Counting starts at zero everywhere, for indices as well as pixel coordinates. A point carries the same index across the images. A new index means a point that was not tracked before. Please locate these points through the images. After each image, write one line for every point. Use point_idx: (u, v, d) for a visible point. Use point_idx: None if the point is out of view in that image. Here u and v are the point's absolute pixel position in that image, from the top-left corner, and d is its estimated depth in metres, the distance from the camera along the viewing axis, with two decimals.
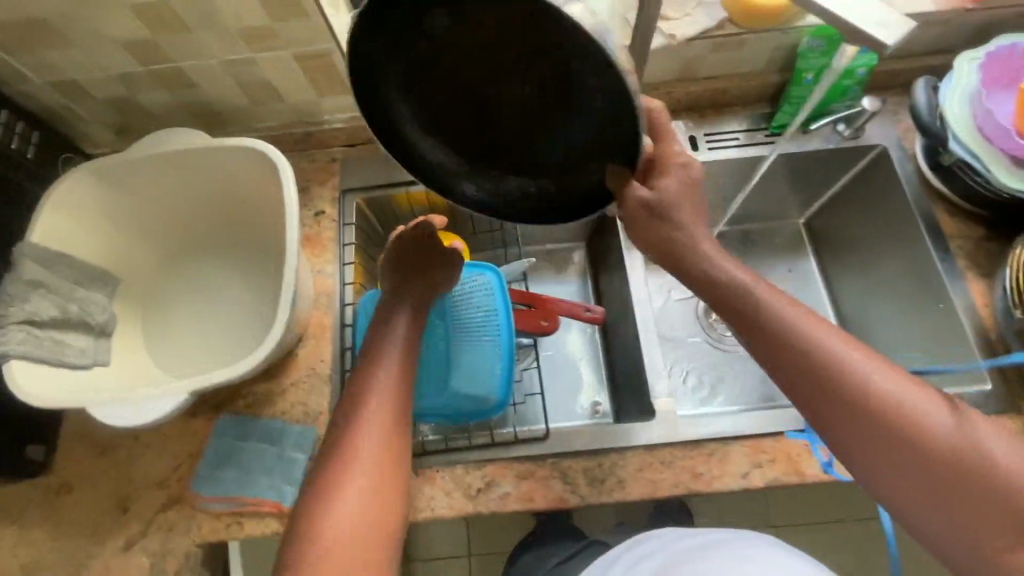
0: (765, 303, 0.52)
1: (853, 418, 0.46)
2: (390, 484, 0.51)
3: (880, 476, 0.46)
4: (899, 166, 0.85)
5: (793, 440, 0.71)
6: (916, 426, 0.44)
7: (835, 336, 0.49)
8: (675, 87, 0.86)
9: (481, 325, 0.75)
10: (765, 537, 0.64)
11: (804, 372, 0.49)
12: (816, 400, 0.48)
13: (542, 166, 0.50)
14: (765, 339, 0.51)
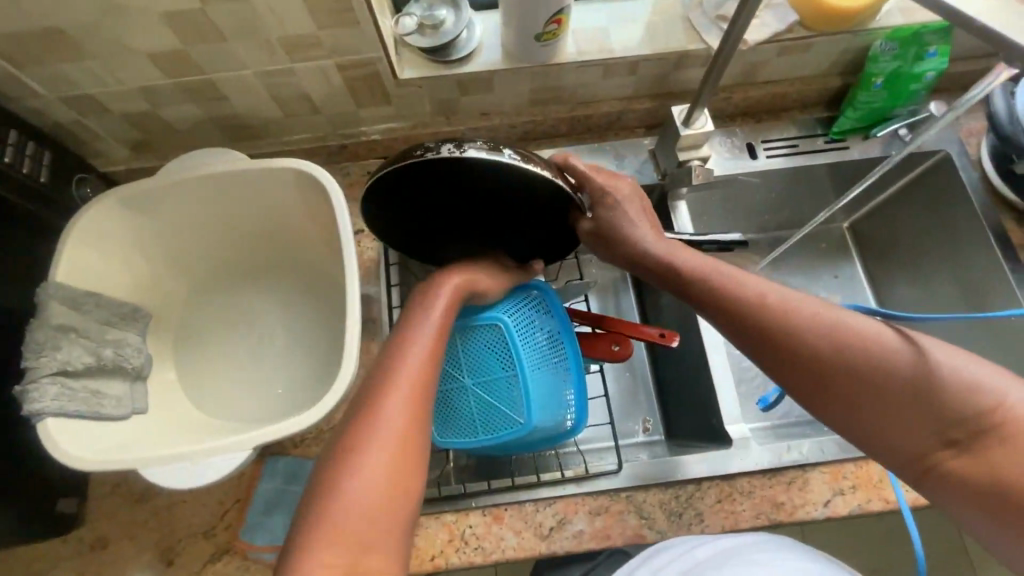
0: (732, 282, 0.53)
1: (827, 381, 0.48)
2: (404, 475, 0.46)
3: (870, 437, 0.47)
4: (964, 173, 0.82)
5: (875, 464, 0.68)
6: (890, 377, 0.46)
7: (799, 301, 0.50)
8: (732, 91, 0.83)
9: (543, 347, 0.70)
10: (787, 540, 0.57)
11: (775, 347, 0.50)
12: (792, 373, 0.49)
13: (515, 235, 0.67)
14: (736, 319, 0.52)
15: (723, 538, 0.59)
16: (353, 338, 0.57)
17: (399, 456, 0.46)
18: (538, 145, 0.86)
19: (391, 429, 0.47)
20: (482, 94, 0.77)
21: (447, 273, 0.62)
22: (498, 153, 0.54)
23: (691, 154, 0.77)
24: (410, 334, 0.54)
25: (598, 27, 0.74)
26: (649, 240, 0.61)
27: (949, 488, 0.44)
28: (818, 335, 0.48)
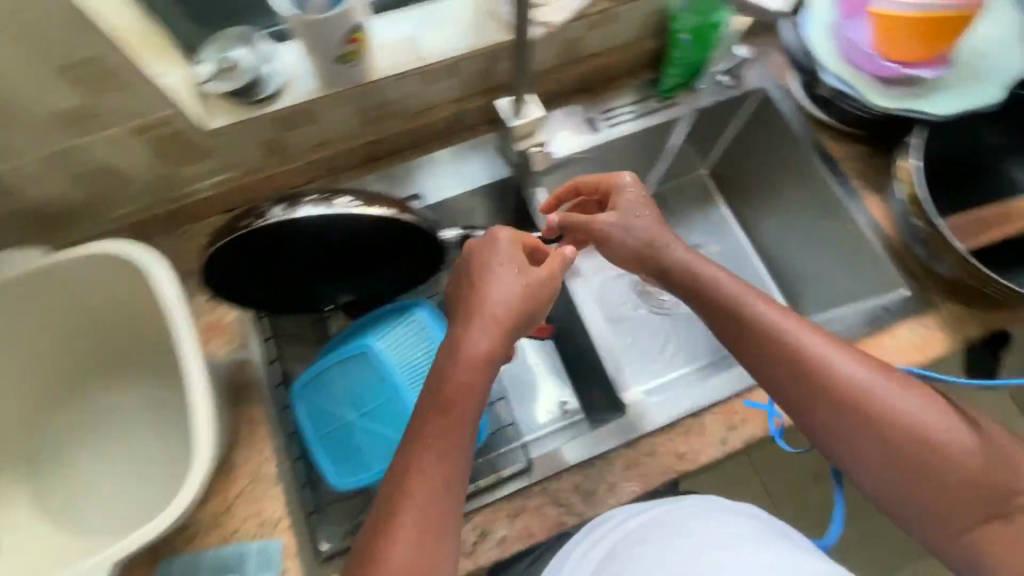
0: (767, 321, 0.62)
1: (826, 414, 0.58)
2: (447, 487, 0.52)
3: (847, 454, 0.58)
4: (781, 105, 0.89)
5: (759, 392, 0.73)
6: (871, 408, 0.56)
7: (834, 340, 0.60)
8: (561, 71, 0.84)
9: (429, 365, 0.68)
10: (711, 504, 0.61)
11: (830, 409, 0.58)
12: (814, 406, 0.59)
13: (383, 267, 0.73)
14: (809, 387, 0.59)
15: (649, 510, 0.61)
16: (204, 414, 0.54)
17: (437, 514, 0.51)
18: (387, 164, 0.83)
19: (427, 480, 0.51)
20: (308, 127, 0.74)
21: (486, 259, 0.62)
22: (333, 206, 0.60)
23: (529, 141, 0.77)
24: (453, 371, 0.56)
25: (406, 35, 0.73)
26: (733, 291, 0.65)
27: (898, 495, 0.56)
28: (872, 368, 0.58)
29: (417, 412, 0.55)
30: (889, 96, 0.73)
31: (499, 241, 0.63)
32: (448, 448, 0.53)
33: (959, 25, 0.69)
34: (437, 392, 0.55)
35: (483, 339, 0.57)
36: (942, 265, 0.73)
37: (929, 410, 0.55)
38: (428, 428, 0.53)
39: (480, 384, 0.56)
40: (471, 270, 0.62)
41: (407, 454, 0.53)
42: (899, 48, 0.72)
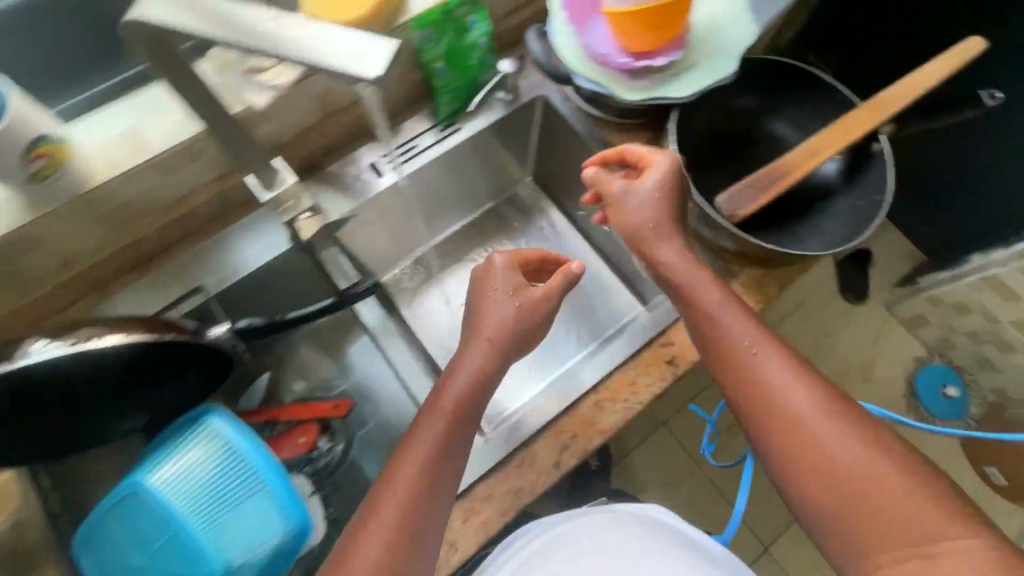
0: (726, 327, 0.61)
1: (769, 433, 0.56)
2: (404, 532, 0.55)
3: (779, 469, 0.56)
4: (562, 107, 0.89)
5: (584, 404, 0.72)
6: (812, 430, 0.54)
7: (782, 357, 0.58)
8: (326, 124, 0.80)
9: (222, 483, 0.63)
10: (613, 516, 0.75)
11: (786, 420, 0.56)
12: (750, 409, 0.58)
13: (155, 391, 0.67)
14: (766, 395, 0.57)
15: (571, 520, 0.75)
16: None
17: (398, 532, 0.55)
18: (160, 261, 0.77)
19: (386, 519, 0.55)
20: (37, 253, 0.66)
21: (485, 286, 0.71)
22: (23, 359, 0.55)
23: (293, 213, 0.72)
24: (445, 390, 0.64)
25: (122, 129, 0.66)
26: (705, 296, 0.63)
27: (827, 518, 0.53)
28: (811, 388, 0.56)
29: (401, 446, 0.61)
30: (641, 88, 0.74)
31: (494, 263, 0.73)
32: (432, 463, 0.59)
33: (680, 10, 0.69)
34: (433, 410, 0.62)
35: (490, 361, 0.66)
36: (726, 239, 0.75)
37: (858, 442, 0.53)
38: (414, 446, 0.60)
39: (467, 411, 0.63)
40: (475, 293, 0.72)
41: (397, 463, 0.59)
42: (635, 40, 0.72)
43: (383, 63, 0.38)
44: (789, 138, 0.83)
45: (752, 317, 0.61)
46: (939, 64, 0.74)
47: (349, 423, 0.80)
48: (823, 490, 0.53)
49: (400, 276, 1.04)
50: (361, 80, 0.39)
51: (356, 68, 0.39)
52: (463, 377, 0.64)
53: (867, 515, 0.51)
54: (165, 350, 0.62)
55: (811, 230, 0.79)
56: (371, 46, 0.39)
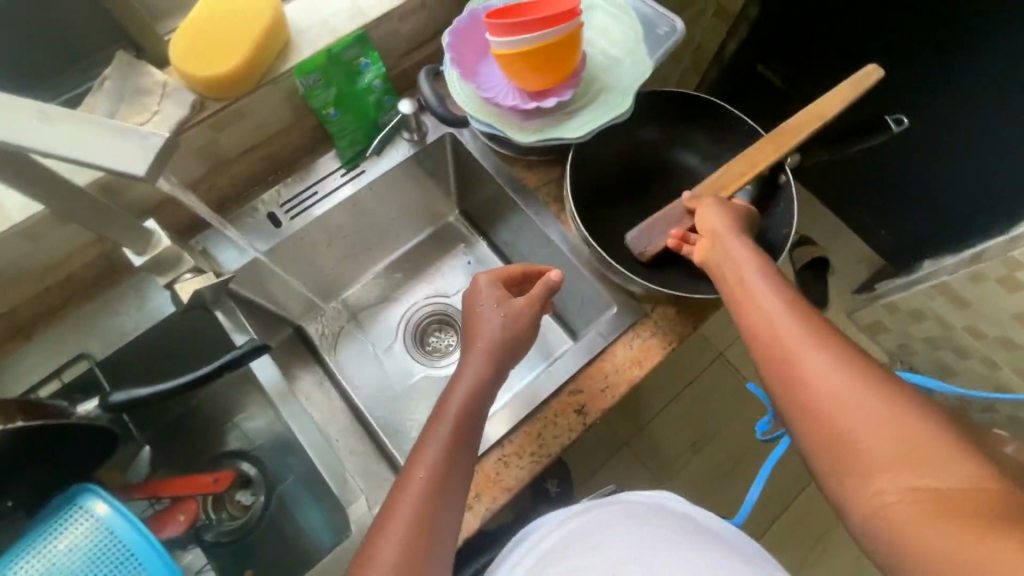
0: (751, 281, 0.59)
1: (787, 387, 0.52)
2: (416, 528, 0.52)
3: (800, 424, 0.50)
4: (471, 145, 0.86)
5: (488, 461, 0.69)
6: (834, 381, 0.49)
7: (807, 311, 0.55)
8: (214, 177, 0.78)
9: (93, 574, 0.59)
10: (624, 510, 0.70)
11: (805, 376, 0.50)
12: (771, 364, 0.54)
13: (21, 484, 0.63)
14: (786, 354, 0.52)
15: (577, 517, 0.70)
16: None
17: (418, 524, 0.52)
18: (44, 327, 0.74)
19: (401, 516, 0.53)
20: None
21: (475, 309, 0.68)
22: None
23: (174, 273, 0.68)
24: (448, 396, 0.62)
25: None
26: (738, 266, 0.61)
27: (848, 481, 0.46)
28: (835, 341, 0.52)
29: (418, 442, 0.59)
30: (533, 129, 0.72)
31: (477, 287, 0.70)
32: (443, 461, 0.57)
33: (566, 50, 0.68)
34: (439, 414, 0.61)
35: (489, 366, 0.64)
36: (632, 280, 0.73)
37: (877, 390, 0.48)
38: (425, 448, 0.58)
39: (472, 415, 0.61)
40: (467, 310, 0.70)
41: (412, 462, 0.57)
42: (525, 81, 0.70)
43: (150, 161, 0.40)
44: (699, 169, 0.81)
45: (778, 284, 0.58)
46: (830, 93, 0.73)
47: (268, 473, 0.81)
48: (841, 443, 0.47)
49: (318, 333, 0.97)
50: (133, 177, 0.41)
51: (128, 165, 0.40)
52: (466, 386, 0.62)
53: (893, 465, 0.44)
54: (7, 440, 0.58)
55: None
56: (141, 142, 0.41)
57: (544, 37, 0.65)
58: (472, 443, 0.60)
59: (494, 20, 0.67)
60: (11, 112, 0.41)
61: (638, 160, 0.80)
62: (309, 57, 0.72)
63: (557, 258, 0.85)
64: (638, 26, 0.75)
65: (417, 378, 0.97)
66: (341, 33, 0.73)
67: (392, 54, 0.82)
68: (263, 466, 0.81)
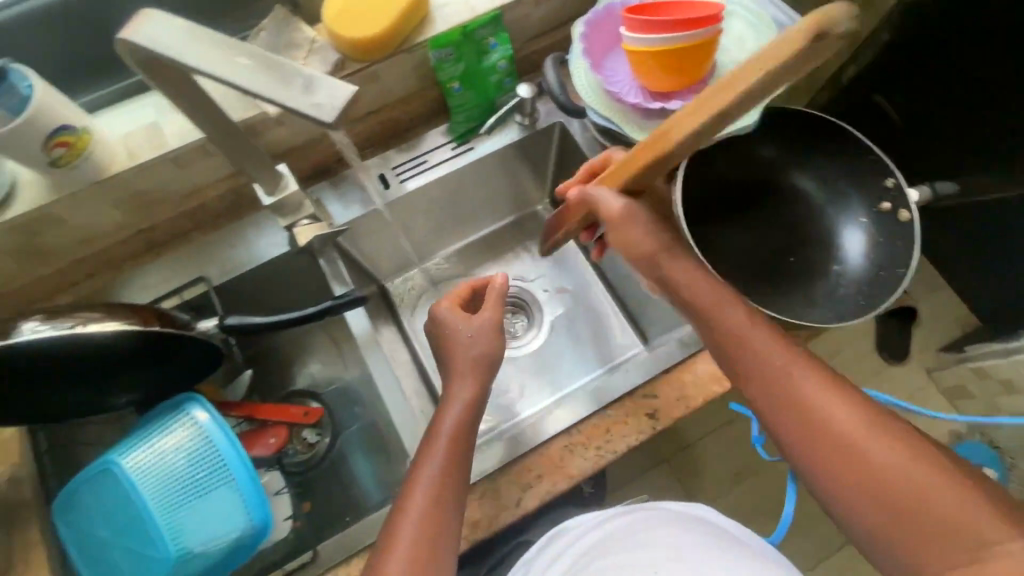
0: (744, 346, 0.55)
1: (807, 447, 0.49)
2: (431, 542, 0.55)
3: (832, 503, 0.48)
4: (579, 137, 0.87)
5: (555, 446, 0.71)
6: (853, 459, 0.46)
7: (813, 370, 0.52)
8: (338, 133, 0.83)
9: (194, 475, 0.65)
10: (671, 512, 0.69)
11: (826, 440, 0.48)
12: (785, 437, 0.51)
13: (144, 369, 0.70)
14: (801, 416, 0.50)
15: (614, 518, 0.69)
16: None
17: (421, 546, 0.55)
18: (172, 247, 0.82)
19: (409, 532, 0.55)
20: (57, 228, 0.71)
21: (451, 335, 0.71)
22: (21, 335, 0.57)
23: (294, 217, 0.73)
24: (441, 419, 0.64)
25: (144, 121, 0.71)
26: (737, 309, 0.57)
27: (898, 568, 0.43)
28: (848, 405, 0.49)
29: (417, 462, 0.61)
30: (651, 129, 0.73)
31: (437, 316, 0.73)
32: (439, 481, 0.59)
33: (702, 53, 0.67)
34: (432, 436, 0.63)
35: (479, 389, 0.67)
36: None
37: (907, 459, 0.45)
38: (420, 472, 0.60)
39: (466, 431, 0.64)
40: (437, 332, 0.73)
41: (410, 483, 0.59)
42: (653, 79, 0.71)
43: (337, 113, 0.42)
44: (811, 194, 0.78)
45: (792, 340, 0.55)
46: (755, 80, 0.39)
47: (336, 418, 0.84)
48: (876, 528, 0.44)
49: (398, 292, 1.01)
50: (318, 123, 0.42)
51: (316, 113, 0.42)
52: (456, 410, 0.65)
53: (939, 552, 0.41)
54: (154, 338, 0.65)
55: (825, 297, 0.73)
56: (329, 94, 0.43)
57: (684, 38, 0.65)
58: (468, 458, 0.63)
59: (633, 15, 0.67)
60: (215, 45, 0.45)
61: (750, 176, 0.78)
62: (447, 32, 0.75)
63: None
64: (778, 40, 0.74)
65: None
66: (478, 11, 0.76)
67: (519, 38, 0.84)
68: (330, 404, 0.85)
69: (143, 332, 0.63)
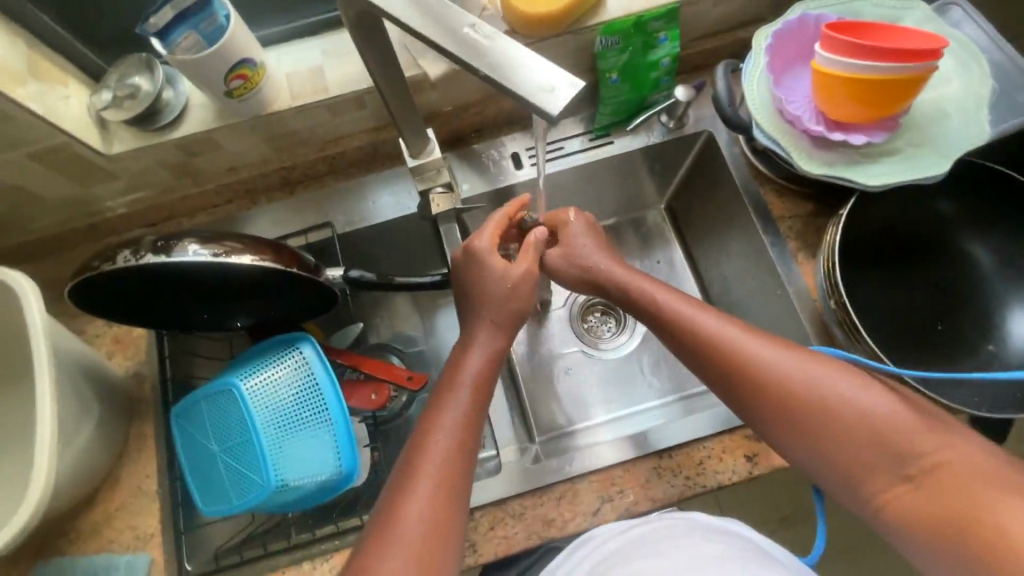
0: (715, 339, 0.60)
1: (807, 445, 0.54)
2: (449, 483, 0.54)
3: (824, 474, 0.54)
4: (726, 151, 0.82)
5: (642, 465, 0.69)
6: (837, 430, 0.53)
7: (776, 352, 0.57)
8: (482, 106, 0.81)
9: (298, 411, 0.68)
10: (692, 520, 0.61)
11: (825, 436, 0.53)
12: (766, 422, 0.57)
13: (267, 300, 0.72)
14: (793, 420, 0.55)
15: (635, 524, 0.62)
16: (44, 443, 0.58)
17: (445, 484, 0.54)
18: (306, 187, 0.83)
19: (433, 467, 0.55)
20: (213, 153, 0.74)
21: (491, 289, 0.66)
22: (178, 255, 0.59)
23: (429, 184, 0.73)
24: (465, 360, 0.63)
25: (310, 64, 0.72)
26: (696, 321, 0.62)
27: (889, 520, 0.51)
28: (819, 377, 0.54)
29: (437, 401, 0.60)
30: (822, 160, 0.67)
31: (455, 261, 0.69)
32: (462, 425, 0.58)
33: (904, 91, 0.61)
34: (451, 384, 0.61)
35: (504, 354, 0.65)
36: (861, 352, 0.68)
37: (891, 415, 0.52)
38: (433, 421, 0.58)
39: (490, 380, 0.62)
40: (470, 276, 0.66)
41: (430, 424, 0.58)
42: (838, 108, 0.64)
43: (566, 105, 0.37)
44: (982, 262, 0.69)
45: (766, 342, 0.58)
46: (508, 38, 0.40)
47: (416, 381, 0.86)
48: (876, 485, 0.51)
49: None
50: (539, 113, 0.37)
51: (536, 98, 0.37)
52: (478, 358, 0.62)
53: (936, 500, 0.48)
54: (287, 277, 0.66)
55: (970, 376, 0.66)
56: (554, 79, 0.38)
57: (889, 69, 0.59)
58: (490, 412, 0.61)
59: (835, 33, 0.62)
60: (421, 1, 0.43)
61: (914, 228, 0.70)
62: (619, 19, 0.71)
63: (771, 296, 0.80)
64: (989, 92, 0.66)
65: (572, 352, 0.95)
66: (656, 2, 0.71)
67: (684, 36, 0.80)
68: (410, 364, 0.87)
69: (282, 270, 0.63)
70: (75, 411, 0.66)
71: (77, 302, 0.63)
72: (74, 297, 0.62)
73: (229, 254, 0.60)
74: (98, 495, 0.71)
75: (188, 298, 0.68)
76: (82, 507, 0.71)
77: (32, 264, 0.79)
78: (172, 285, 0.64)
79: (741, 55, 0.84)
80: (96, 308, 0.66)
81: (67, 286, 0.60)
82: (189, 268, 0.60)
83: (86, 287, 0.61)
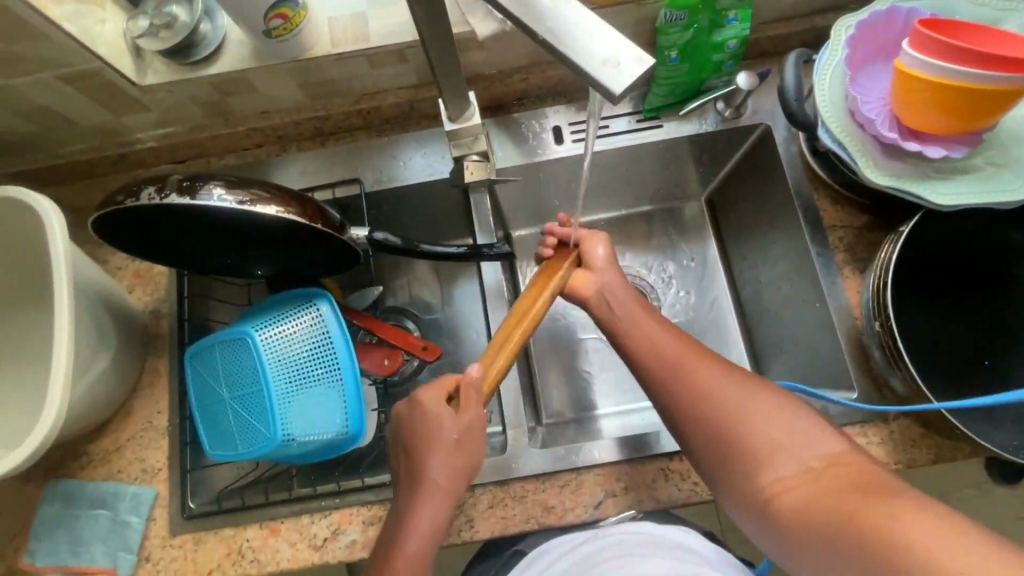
0: (659, 346, 0.61)
1: (730, 467, 0.54)
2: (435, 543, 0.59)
3: (725, 483, 0.54)
4: (782, 148, 0.77)
5: (651, 464, 0.68)
6: (750, 442, 0.53)
7: (709, 364, 0.58)
8: (530, 72, 0.77)
9: (310, 370, 0.67)
10: (649, 535, 0.60)
11: (747, 461, 0.53)
12: (693, 439, 0.56)
13: (288, 252, 0.70)
14: (720, 443, 0.55)
15: (592, 540, 0.61)
16: (59, 372, 0.58)
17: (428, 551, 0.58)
18: (338, 140, 0.80)
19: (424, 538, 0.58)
20: (247, 94, 0.72)
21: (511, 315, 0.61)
22: (204, 198, 0.57)
23: (466, 150, 0.70)
24: None
25: (354, 8, 0.68)
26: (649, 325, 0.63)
27: (784, 526, 0.49)
28: (751, 409, 0.55)
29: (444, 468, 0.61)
30: (891, 171, 0.61)
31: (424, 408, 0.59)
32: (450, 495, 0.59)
33: (997, 103, 0.55)
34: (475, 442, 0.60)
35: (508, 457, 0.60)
36: (897, 379, 0.64)
37: (809, 434, 0.52)
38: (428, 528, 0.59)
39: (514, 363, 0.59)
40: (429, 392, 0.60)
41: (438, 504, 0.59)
42: (917, 114, 0.59)
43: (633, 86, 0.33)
44: None
45: (709, 367, 0.58)
46: None
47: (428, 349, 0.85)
48: (768, 490, 0.51)
49: (521, 241, 0.92)
50: (602, 92, 0.34)
51: (597, 74, 0.34)
52: None
53: (828, 499, 0.47)
54: (312, 231, 0.64)
55: (1009, 419, 0.62)
56: (624, 55, 0.34)
57: (984, 76, 0.53)
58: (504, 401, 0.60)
59: (927, 29, 0.56)
60: None
61: (975, 253, 0.65)
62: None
63: (806, 308, 0.76)
64: None
65: (589, 338, 0.91)
66: None
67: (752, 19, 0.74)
68: (424, 332, 0.86)
69: (307, 224, 0.61)
70: (93, 342, 0.66)
71: (99, 232, 0.62)
72: (96, 228, 0.61)
73: (255, 203, 0.58)
74: (111, 424, 0.73)
75: (209, 243, 0.66)
76: (93, 434, 0.73)
77: (61, 188, 0.79)
78: (194, 227, 0.62)
79: (812, 45, 0.78)
80: (117, 240, 0.65)
81: (91, 216, 0.59)
82: (212, 210, 0.58)
83: (107, 217, 0.59)
